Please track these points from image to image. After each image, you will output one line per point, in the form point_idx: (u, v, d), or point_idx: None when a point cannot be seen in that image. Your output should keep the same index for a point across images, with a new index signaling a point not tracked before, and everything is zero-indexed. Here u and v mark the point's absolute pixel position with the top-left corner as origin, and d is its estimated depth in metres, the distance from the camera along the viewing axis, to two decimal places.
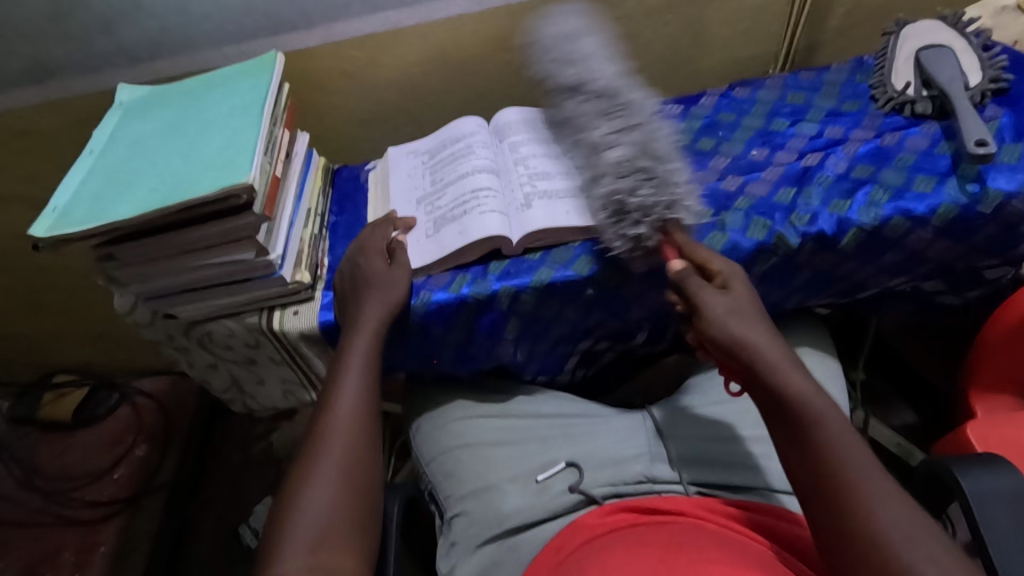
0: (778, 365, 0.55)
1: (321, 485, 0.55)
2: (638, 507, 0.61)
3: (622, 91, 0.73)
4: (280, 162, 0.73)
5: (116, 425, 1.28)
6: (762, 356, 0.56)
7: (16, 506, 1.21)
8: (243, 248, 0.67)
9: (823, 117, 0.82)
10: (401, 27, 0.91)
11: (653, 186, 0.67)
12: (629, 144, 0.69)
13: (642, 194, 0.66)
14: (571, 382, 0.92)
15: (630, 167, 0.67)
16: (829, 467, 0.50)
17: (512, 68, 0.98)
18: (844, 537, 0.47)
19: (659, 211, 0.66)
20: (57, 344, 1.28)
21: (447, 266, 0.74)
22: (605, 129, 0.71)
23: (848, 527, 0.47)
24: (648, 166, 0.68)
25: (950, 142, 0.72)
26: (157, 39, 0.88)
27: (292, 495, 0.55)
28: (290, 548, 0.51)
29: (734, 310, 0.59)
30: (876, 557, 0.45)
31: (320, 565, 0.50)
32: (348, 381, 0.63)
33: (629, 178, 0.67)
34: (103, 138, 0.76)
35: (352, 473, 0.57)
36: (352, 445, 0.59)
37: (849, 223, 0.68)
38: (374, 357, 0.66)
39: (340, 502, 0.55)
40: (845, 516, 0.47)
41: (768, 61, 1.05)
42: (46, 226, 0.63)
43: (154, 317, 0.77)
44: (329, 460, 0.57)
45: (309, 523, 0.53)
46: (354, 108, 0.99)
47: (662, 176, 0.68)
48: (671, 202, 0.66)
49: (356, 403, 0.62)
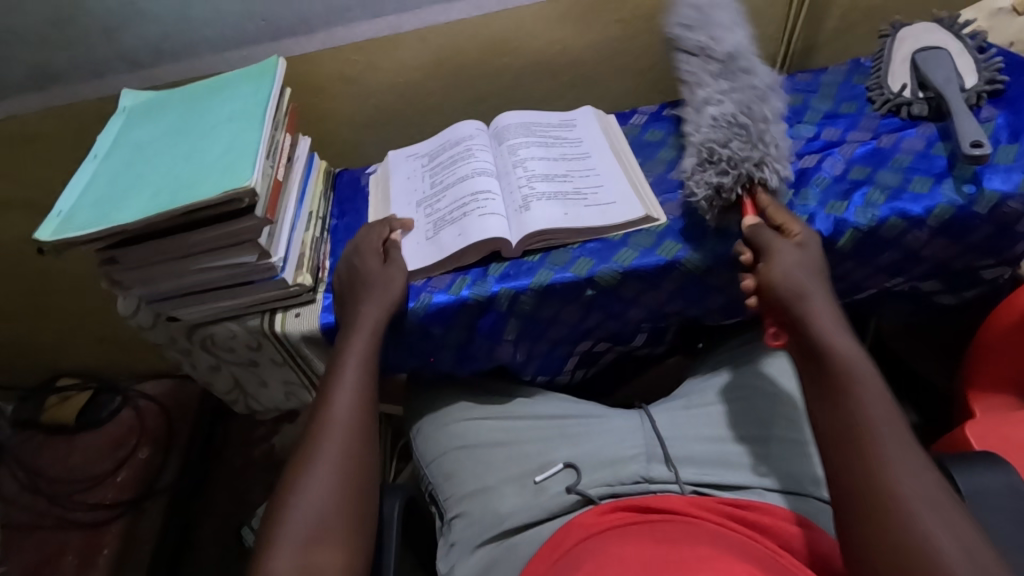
0: (830, 324, 0.57)
1: (317, 480, 0.57)
2: (631, 506, 0.61)
3: (745, 57, 0.77)
4: (281, 166, 0.74)
5: (119, 429, 1.31)
6: (816, 313, 0.58)
7: (19, 508, 1.21)
8: (246, 251, 0.68)
9: (820, 119, 0.83)
10: (401, 32, 0.92)
11: (750, 142, 0.70)
12: (727, 103, 0.73)
13: (735, 147, 0.69)
14: (571, 383, 0.92)
15: (727, 122, 0.71)
16: (862, 420, 0.51)
17: (511, 71, 0.99)
18: (859, 490, 0.48)
19: (750, 166, 0.68)
20: (61, 347, 1.29)
21: (448, 268, 0.74)
22: (710, 89, 0.76)
23: (866, 480, 0.48)
24: (739, 121, 0.71)
25: (946, 143, 0.72)
26: (158, 45, 0.89)
27: (288, 492, 0.56)
28: (283, 545, 0.52)
29: (803, 269, 0.61)
30: (896, 512, 0.46)
31: (311, 565, 0.52)
32: (347, 377, 0.64)
33: (724, 135, 0.71)
34: (106, 143, 0.77)
35: (346, 471, 0.58)
36: (347, 442, 0.60)
37: (846, 224, 0.69)
38: (373, 356, 0.66)
39: (332, 499, 0.56)
40: (864, 473, 0.49)
41: (766, 63, 1.06)
42: (51, 229, 0.64)
43: (157, 319, 0.78)
44: (325, 457, 0.58)
45: (301, 520, 0.54)
46: (354, 111, 0.99)
47: (762, 134, 0.71)
48: (762, 160, 0.69)
49: (355, 395, 0.63)
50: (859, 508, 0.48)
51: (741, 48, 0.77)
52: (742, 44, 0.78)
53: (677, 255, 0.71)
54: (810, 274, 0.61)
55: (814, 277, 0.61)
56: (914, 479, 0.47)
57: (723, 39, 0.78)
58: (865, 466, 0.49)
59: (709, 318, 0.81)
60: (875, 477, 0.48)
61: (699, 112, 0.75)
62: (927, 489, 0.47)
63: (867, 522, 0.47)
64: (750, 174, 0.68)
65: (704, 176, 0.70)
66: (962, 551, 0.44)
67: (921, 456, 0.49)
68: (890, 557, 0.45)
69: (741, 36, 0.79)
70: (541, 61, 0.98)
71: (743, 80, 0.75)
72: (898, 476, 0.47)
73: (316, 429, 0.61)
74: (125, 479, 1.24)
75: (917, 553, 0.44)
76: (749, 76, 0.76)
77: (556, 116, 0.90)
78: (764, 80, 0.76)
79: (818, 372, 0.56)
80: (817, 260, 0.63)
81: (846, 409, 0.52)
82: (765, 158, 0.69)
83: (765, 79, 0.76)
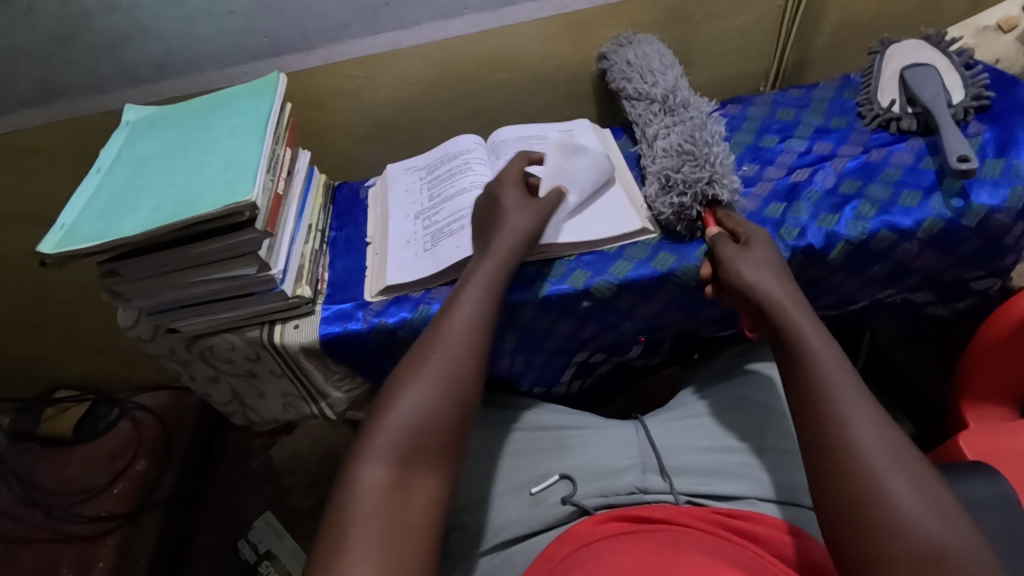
0: (787, 298, 0.60)
1: (421, 395, 0.55)
2: (626, 516, 0.62)
3: (682, 97, 0.85)
4: (281, 180, 0.75)
5: (117, 441, 1.31)
6: (772, 290, 0.61)
7: (15, 521, 1.21)
8: (246, 263, 0.69)
9: (812, 133, 0.84)
10: (400, 47, 0.93)
11: (701, 162, 0.74)
12: (672, 135, 0.79)
13: (686, 170, 0.73)
14: (568, 394, 0.92)
15: (676, 151, 0.77)
16: (822, 391, 0.53)
17: (509, 86, 1.00)
18: (827, 454, 0.50)
19: (702, 185, 0.72)
20: (59, 359, 1.29)
21: (567, 260, 0.74)
22: (659, 127, 0.83)
23: (836, 443, 0.50)
24: (686, 147, 0.76)
25: (934, 157, 0.73)
26: (161, 60, 0.90)
27: (387, 403, 0.55)
28: (375, 453, 0.52)
29: (757, 260, 0.64)
30: (867, 473, 0.48)
31: (408, 476, 0.51)
32: (467, 300, 0.63)
33: (674, 159, 0.76)
34: (110, 157, 0.78)
35: (454, 388, 0.57)
36: (455, 361, 0.58)
37: (837, 237, 0.70)
38: (499, 278, 0.65)
39: (437, 411, 0.55)
40: (833, 437, 0.50)
41: (758, 78, 1.08)
42: (54, 243, 0.65)
43: (156, 331, 0.78)
44: (437, 366, 0.57)
45: (397, 429, 0.53)
46: (354, 126, 1.01)
47: (711, 154, 0.75)
48: (713, 177, 0.73)
49: (476, 315, 0.62)
50: (831, 465, 0.50)
51: (679, 91, 0.86)
52: (680, 88, 0.86)
53: (671, 267, 0.72)
54: (764, 256, 0.64)
55: (768, 267, 0.63)
56: (874, 437, 0.49)
57: (662, 84, 0.87)
58: (828, 434, 0.51)
59: (703, 330, 0.81)
60: (840, 442, 0.50)
61: (652, 147, 0.82)
62: (886, 446, 0.49)
63: (839, 483, 0.49)
64: (705, 192, 0.72)
65: (660, 201, 0.74)
66: (920, 504, 0.46)
67: (879, 413, 0.51)
68: (858, 519, 0.47)
69: (678, 81, 0.87)
70: (539, 76, 1.00)
71: (684, 117, 0.82)
72: (859, 436, 0.49)
73: (427, 343, 0.60)
74: (122, 491, 1.24)
75: (881, 504, 0.46)
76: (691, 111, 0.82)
77: (552, 129, 0.92)
78: (703, 114, 0.82)
79: (779, 349, 0.58)
80: (771, 253, 0.65)
81: (805, 380, 0.54)
82: (718, 175, 0.73)
83: (705, 114, 0.83)
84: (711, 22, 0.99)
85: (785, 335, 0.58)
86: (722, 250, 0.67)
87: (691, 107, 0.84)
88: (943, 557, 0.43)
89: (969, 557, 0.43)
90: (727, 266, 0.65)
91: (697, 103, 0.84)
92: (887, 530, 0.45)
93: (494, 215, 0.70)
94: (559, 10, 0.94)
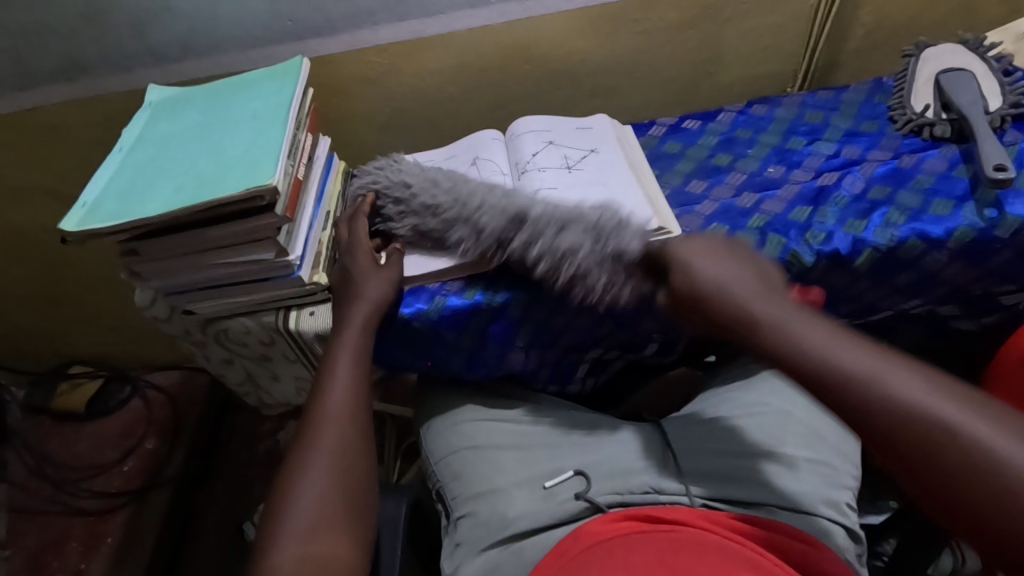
0: (791, 325, 0.47)
1: (321, 478, 0.57)
2: (640, 516, 0.60)
3: (479, 217, 0.70)
4: (301, 165, 0.75)
5: (129, 417, 1.32)
6: (766, 312, 0.49)
7: (26, 493, 1.23)
8: (264, 248, 0.69)
9: (841, 136, 0.83)
10: (424, 35, 0.92)
11: (578, 259, 0.66)
12: (537, 252, 0.68)
13: (592, 276, 0.66)
14: (582, 393, 0.91)
15: (556, 263, 0.67)
16: (906, 412, 0.40)
17: (532, 78, 0.99)
18: (885, 428, 0.41)
19: (616, 260, 0.65)
20: (76, 335, 1.31)
21: None
22: (515, 251, 0.69)
23: (883, 405, 0.41)
24: (548, 260, 0.67)
25: (968, 166, 0.72)
26: (185, 41, 0.90)
27: (286, 488, 0.56)
28: (287, 535, 0.53)
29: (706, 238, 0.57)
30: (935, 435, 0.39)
31: (316, 553, 0.52)
32: (340, 373, 0.65)
33: (564, 268, 0.67)
34: (132, 136, 0.78)
35: (347, 460, 0.59)
36: (343, 430, 0.61)
37: (864, 243, 0.68)
38: (366, 345, 0.67)
39: (331, 484, 0.57)
40: (880, 404, 0.41)
41: (786, 79, 1.06)
42: (76, 220, 0.65)
43: (172, 312, 0.80)
44: (327, 443, 0.59)
45: (302, 512, 0.55)
46: (374, 114, 1.00)
47: (582, 245, 0.66)
48: (615, 248, 0.65)
49: (349, 387, 0.64)
50: (893, 433, 0.40)
51: (463, 212, 0.71)
52: (463, 206, 0.71)
53: None
54: (744, 278, 0.52)
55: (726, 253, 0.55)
56: (951, 405, 0.40)
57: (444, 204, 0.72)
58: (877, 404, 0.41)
59: None
60: (947, 455, 0.38)
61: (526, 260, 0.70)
62: (964, 408, 0.39)
63: (923, 456, 0.39)
64: (618, 266, 0.65)
65: (603, 295, 0.67)
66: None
67: (920, 370, 0.42)
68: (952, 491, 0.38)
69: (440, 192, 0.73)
70: (562, 70, 0.99)
71: (504, 232, 0.69)
72: (979, 438, 0.38)
73: (312, 423, 0.61)
74: (132, 468, 1.25)
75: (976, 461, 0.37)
76: (498, 229, 0.69)
77: (571, 123, 0.88)
78: (512, 214, 0.69)
79: (778, 361, 0.47)
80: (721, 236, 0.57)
81: (856, 397, 0.42)
82: (611, 243, 0.65)
83: (506, 210, 0.69)
84: (742, 20, 0.97)
85: (812, 374, 0.44)
86: (678, 284, 0.54)
87: (489, 218, 0.69)
88: None
89: None
90: (704, 299, 0.52)
91: (489, 199, 0.70)
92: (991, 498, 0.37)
93: (348, 282, 0.71)
94: (588, 3, 0.92)
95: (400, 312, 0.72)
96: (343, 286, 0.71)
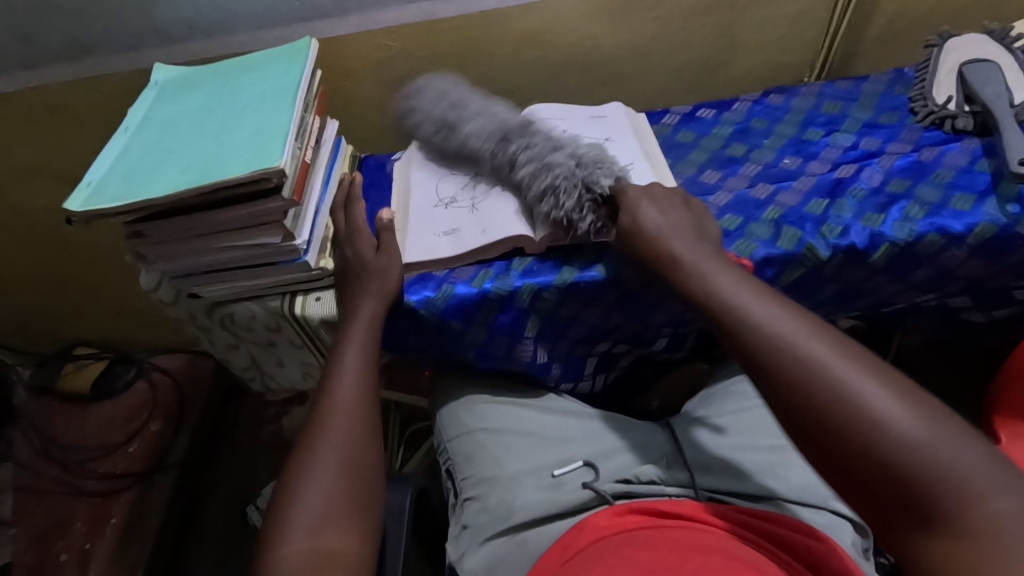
0: (726, 288, 0.55)
1: (328, 469, 0.57)
2: (648, 510, 0.60)
3: (509, 128, 0.74)
4: (309, 149, 0.73)
5: (133, 400, 1.32)
6: (707, 275, 0.57)
7: (32, 473, 1.23)
8: (271, 232, 0.68)
9: (860, 128, 0.81)
10: (436, 18, 0.91)
11: (556, 175, 0.68)
12: (526, 165, 0.70)
13: (563, 198, 0.67)
14: (593, 390, 0.90)
15: (536, 176, 0.69)
16: (798, 354, 0.48)
17: (544, 64, 0.98)
18: (789, 369, 0.48)
19: (586, 188, 0.67)
20: (80, 317, 1.31)
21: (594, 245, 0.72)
22: (515, 157, 0.72)
23: (792, 354, 0.48)
24: (539, 152, 0.71)
25: (990, 160, 0.70)
26: (192, 20, 0.89)
27: (294, 477, 0.56)
28: (294, 527, 0.53)
29: (659, 208, 0.64)
30: (832, 386, 0.46)
31: (321, 546, 0.52)
32: (350, 363, 0.64)
33: (541, 183, 0.68)
34: (138, 117, 0.77)
35: (354, 452, 0.58)
36: (350, 421, 0.60)
37: (881, 238, 0.67)
38: (375, 335, 0.67)
39: (337, 475, 0.56)
40: (788, 351, 0.49)
41: (803, 69, 1.04)
42: (82, 200, 0.64)
43: (178, 296, 0.80)
44: (336, 433, 0.59)
45: (309, 501, 0.55)
46: (384, 98, 0.99)
47: (560, 160, 0.69)
48: (591, 180, 0.67)
49: (359, 379, 0.63)
50: (793, 374, 0.48)
51: (501, 122, 0.75)
52: (505, 120, 0.75)
53: None
54: (696, 251, 0.60)
55: (679, 225, 0.63)
56: (847, 365, 0.47)
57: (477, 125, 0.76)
58: (785, 352, 0.49)
59: None
60: (835, 400, 0.45)
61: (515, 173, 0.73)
62: (857, 369, 0.46)
63: (813, 398, 0.46)
64: (590, 197, 0.67)
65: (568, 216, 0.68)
66: (939, 434, 0.42)
67: (825, 334, 0.50)
68: (837, 433, 0.45)
69: (497, 108, 0.78)
70: (575, 57, 0.97)
71: (512, 146, 0.73)
72: (853, 382, 0.46)
73: (321, 412, 0.61)
74: (137, 451, 1.25)
75: (857, 411, 0.44)
76: (500, 143, 0.74)
77: (583, 111, 0.87)
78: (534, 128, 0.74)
79: (706, 311, 0.56)
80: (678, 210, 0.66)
81: (768, 343, 0.50)
82: (588, 174, 0.67)
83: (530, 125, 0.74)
84: (760, 7, 0.95)
85: (732, 316, 0.53)
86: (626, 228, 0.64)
87: (516, 136, 0.73)
88: (923, 452, 0.42)
89: (946, 445, 0.42)
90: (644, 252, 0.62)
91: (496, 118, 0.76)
92: (862, 440, 0.44)
93: (356, 272, 0.70)
94: None
95: (406, 302, 0.71)
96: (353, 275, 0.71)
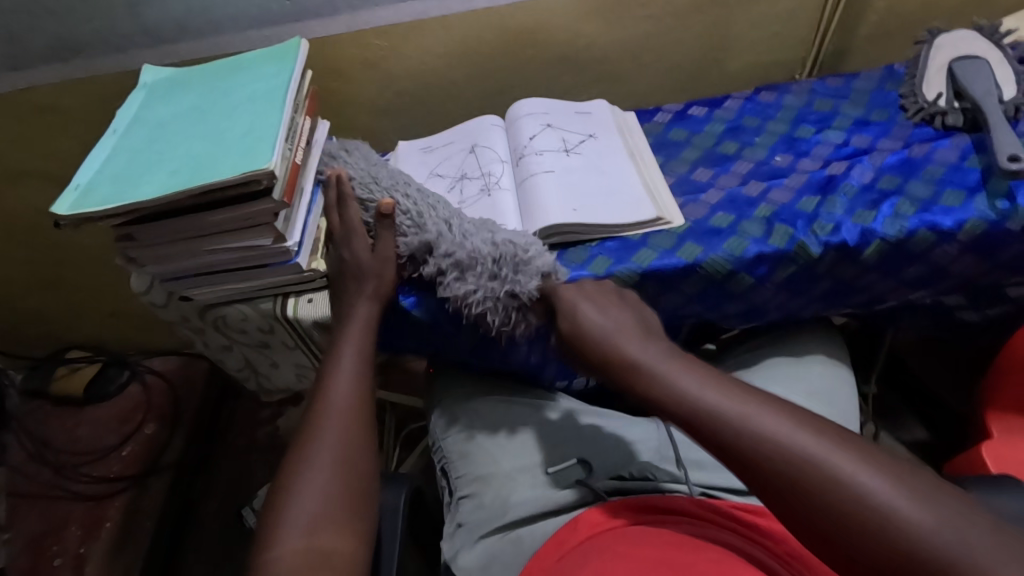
0: (687, 387, 0.51)
1: (321, 469, 0.56)
2: (640, 505, 0.60)
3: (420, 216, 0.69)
4: (300, 150, 0.73)
5: (127, 403, 1.31)
6: (665, 369, 0.53)
7: (25, 478, 1.22)
8: (261, 234, 0.67)
9: (850, 125, 0.81)
10: (427, 17, 0.90)
11: (472, 290, 0.64)
12: (440, 268, 0.66)
13: (489, 311, 0.65)
14: (586, 388, 0.90)
15: (453, 287, 0.66)
16: (780, 454, 0.45)
17: (536, 63, 0.97)
18: (771, 474, 0.45)
19: (508, 298, 0.64)
20: (72, 320, 1.30)
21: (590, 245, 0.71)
22: (429, 255, 0.67)
23: (768, 456, 0.45)
24: (448, 261, 0.65)
25: (981, 156, 0.70)
26: (181, 21, 0.88)
27: (288, 478, 0.56)
28: (288, 526, 0.53)
29: (602, 305, 0.61)
30: (818, 482, 0.43)
31: (315, 547, 0.52)
32: (345, 364, 0.64)
33: (462, 291, 0.65)
34: (126, 119, 0.77)
35: (348, 453, 0.58)
36: (343, 422, 0.60)
37: (873, 234, 0.67)
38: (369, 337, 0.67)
39: (331, 476, 0.56)
40: (765, 453, 0.45)
41: (795, 66, 1.04)
42: (69, 203, 0.63)
43: (169, 298, 0.79)
44: (329, 434, 0.59)
45: (303, 501, 0.54)
46: (375, 98, 0.99)
47: (476, 267, 0.64)
48: (512, 287, 0.64)
49: (353, 380, 0.63)
50: (779, 476, 0.44)
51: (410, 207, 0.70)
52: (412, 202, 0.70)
53: (697, 258, 0.68)
54: (648, 347, 0.56)
55: (626, 315, 0.60)
56: (830, 454, 0.44)
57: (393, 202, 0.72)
58: (762, 455, 0.45)
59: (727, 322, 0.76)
60: (825, 499, 0.43)
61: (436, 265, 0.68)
62: (842, 455, 0.44)
63: (803, 497, 0.43)
64: (515, 306, 0.65)
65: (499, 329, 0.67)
66: (937, 512, 0.40)
67: (799, 419, 0.47)
68: (838, 531, 0.42)
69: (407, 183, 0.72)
70: (567, 56, 0.97)
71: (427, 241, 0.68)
72: (842, 472, 0.43)
73: (315, 413, 0.61)
74: (131, 453, 1.25)
75: (851, 502, 0.42)
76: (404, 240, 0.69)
77: (573, 108, 0.87)
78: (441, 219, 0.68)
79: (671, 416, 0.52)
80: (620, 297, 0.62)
81: (744, 448, 0.46)
82: (507, 285, 0.64)
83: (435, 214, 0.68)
84: (751, 5, 0.95)
85: (702, 417, 0.49)
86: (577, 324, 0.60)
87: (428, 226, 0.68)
88: (926, 538, 0.39)
89: (945, 524, 0.40)
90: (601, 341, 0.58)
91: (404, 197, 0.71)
92: (863, 537, 0.41)
93: (349, 272, 0.70)
94: None
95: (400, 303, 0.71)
96: (345, 275, 0.70)
